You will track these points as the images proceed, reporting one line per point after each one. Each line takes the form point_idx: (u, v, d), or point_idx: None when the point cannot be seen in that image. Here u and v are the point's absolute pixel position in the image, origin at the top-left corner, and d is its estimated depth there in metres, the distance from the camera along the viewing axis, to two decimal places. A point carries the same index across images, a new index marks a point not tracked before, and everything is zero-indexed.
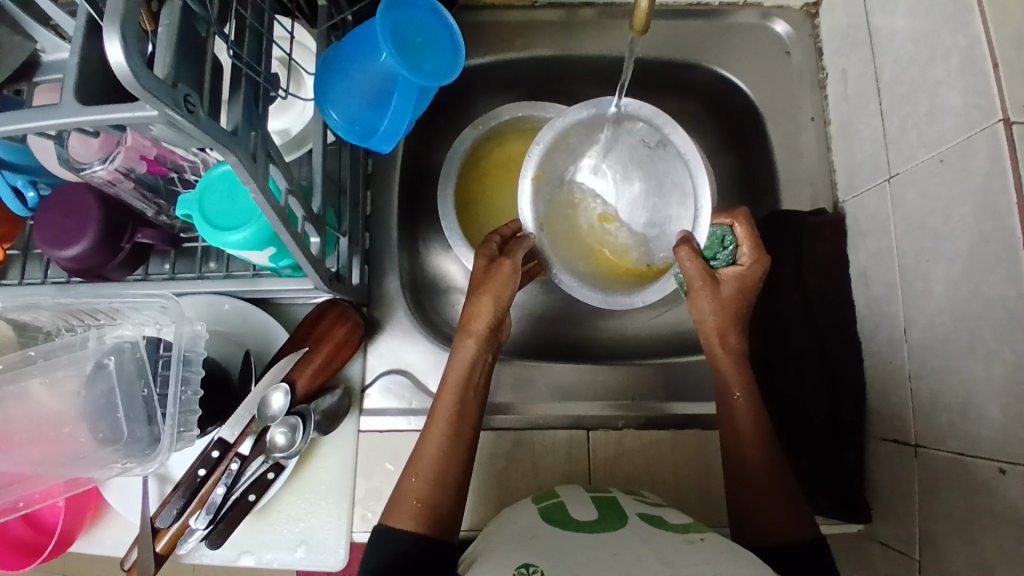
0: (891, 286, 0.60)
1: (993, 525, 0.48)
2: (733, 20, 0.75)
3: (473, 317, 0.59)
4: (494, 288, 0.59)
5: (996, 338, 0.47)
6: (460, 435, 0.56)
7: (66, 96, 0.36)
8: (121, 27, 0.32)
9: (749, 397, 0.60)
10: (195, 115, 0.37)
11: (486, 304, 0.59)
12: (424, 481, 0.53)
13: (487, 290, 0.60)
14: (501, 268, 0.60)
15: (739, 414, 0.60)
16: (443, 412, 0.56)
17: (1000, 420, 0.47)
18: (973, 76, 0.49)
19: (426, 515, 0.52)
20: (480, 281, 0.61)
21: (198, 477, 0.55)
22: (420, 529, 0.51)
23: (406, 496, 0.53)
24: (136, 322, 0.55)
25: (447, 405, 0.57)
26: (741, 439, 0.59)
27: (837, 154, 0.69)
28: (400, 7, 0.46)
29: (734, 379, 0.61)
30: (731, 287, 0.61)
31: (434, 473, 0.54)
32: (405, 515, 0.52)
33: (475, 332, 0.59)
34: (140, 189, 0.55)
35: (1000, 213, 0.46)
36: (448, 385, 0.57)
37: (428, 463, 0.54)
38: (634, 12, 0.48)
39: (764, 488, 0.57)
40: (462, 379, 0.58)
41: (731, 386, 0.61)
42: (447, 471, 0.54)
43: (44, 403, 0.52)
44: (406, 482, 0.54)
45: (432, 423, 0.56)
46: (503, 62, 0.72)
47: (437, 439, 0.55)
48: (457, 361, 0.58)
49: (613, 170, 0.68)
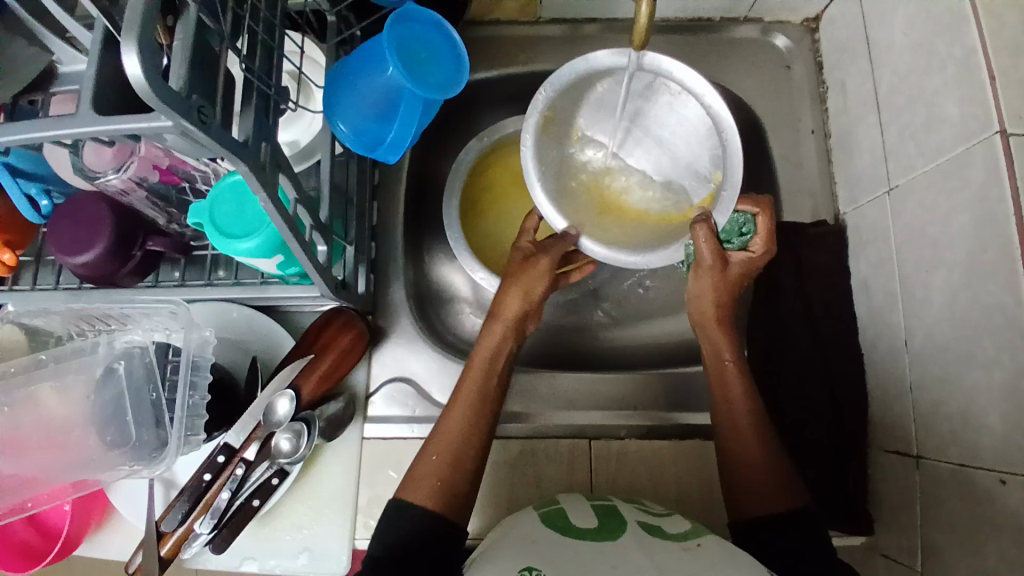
0: (892, 296, 0.60)
1: (995, 534, 0.48)
2: (734, 34, 0.76)
3: (501, 306, 0.62)
4: (527, 280, 0.63)
5: (995, 347, 0.48)
6: (480, 416, 0.57)
7: (83, 106, 0.38)
8: (137, 40, 0.33)
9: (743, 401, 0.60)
10: (207, 125, 0.38)
11: (514, 293, 0.62)
12: (444, 459, 0.54)
13: (519, 282, 0.63)
14: (540, 263, 0.64)
15: (731, 379, 0.61)
16: (467, 390, 0.58)
17: (1001, 428, 0.47)
18: (969, 88, 0.50)
19: (441, 495, 0.53)
20: (513, 272, 0.64)
21: (204, 482, 0.56)
22: (434, 507, 0.52)
23: (424, 474, 0.54)
24: (145, 328, 0.57)
25: (472, 384, 0.58)
26: (731, 438, 0.59)
27: (838, 166, 0.70)
28: (405, 21, 0.47)
29: (722, 342, 0.62)
30: (736, 269, 0.62)
31: (452, 452, 0.55)
32: (422, 492, 0.53)
33: (500, 318, 0.62)
34: (153, 198, 0.57)
35: (998, 222, 0.47)
36: (474, 365, 0.59)
37: (449, 441, 0.55)
38: (634, 26, 0.49)
39: (768, 489, 0.56)
40: (487, 363, 0.59)
41: (719, 356, 0.62)
42: (466, 451, 0.55)
43: (54, 408, 0.53)
44: (426, 459, 0.54)
45: (453, 402, 0.58)
46: (508, 74, 0.74)
47: (457, 418, 0.56)
48: (483, 347, 0.60)
49: (622, 112, 0.64)
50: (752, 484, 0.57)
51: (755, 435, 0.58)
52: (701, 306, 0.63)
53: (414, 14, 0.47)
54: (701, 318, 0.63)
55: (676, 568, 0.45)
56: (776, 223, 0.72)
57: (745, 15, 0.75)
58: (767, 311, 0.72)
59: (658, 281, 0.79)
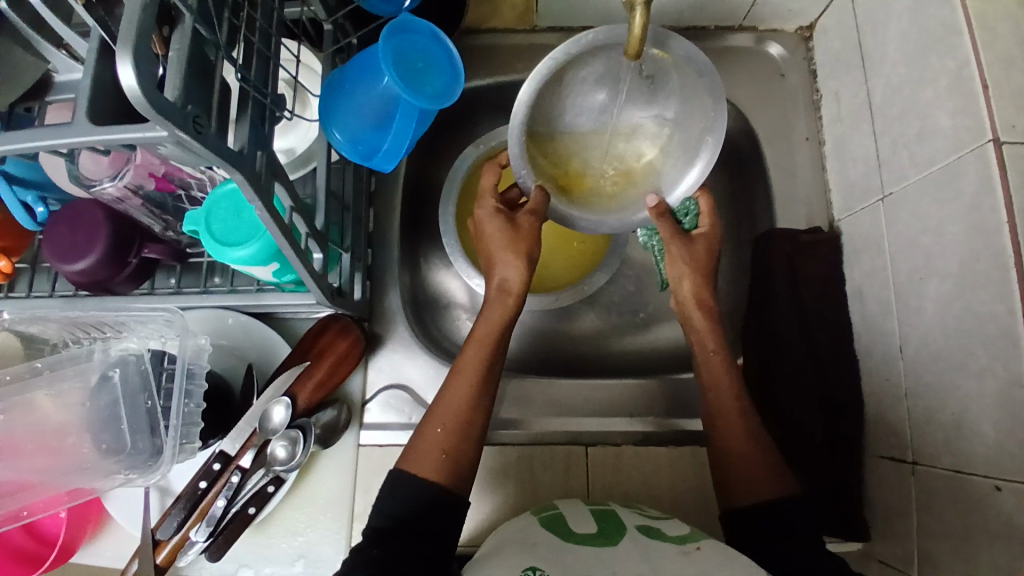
0: (887, 304, 0.60)
1: (989, 541, 0.48)
2: (728, 43, 0.77)
3: (507, 278, 0.60)
4: (519, 244, 0.61)
5: (988, 355, 0.48)
6: (484, 387, 0.56)
7: (79, 115, 0.38)
8: (132, 51, 0.34)
9: (737, 406, 0.60)
10: (202, 135, 0.38)
11: (517, 262, 0.60)
12: (450, 431, 0.53)
13: (513, 248, 0.61)
14: (521, 226, 0.61)
15: (719, 370, 0.62)
16: (472, 363, 0.57)
17: (994, 435, 0.47)
18: (962, 99, 0.51)
19: (447, 467, 0.52)
20: (506, 240, 0.61)
21: (199, 489, 0.56)
22: (439, 480, 0.51)
23: (430, 446, 0.53)
24: (141, 336, 0.56)
25: (476, 358, 0.57)
26: (730, 436, 0.59)
27: (833, 174, 0.70)
28: (403, 33, 0.47)
29: (706, 333, 0.64)
30: (702, 246, 0.66)
31: (457, 425, 0.54)
32: (427, 464, 0.52)
33: (504, 291, 0.60)
34: (148, 206, 0.56)
35: (991, 232, 0.48)
36: (479, 337, 0.58)
37: (454, 411, 0.54)
38: (628, 37, 0.50)
39: (757, 480, 0.55)
40: (492, 333, 0.58)
41: (705, 344, 0.63)
42: (470, 425, 0.54)
43: (50, 414, 0.52)
44: (431, 430, 0.53)
45: (456, 370, 0.57)
46: (504, 83, 0.74)
47: (463, 388, 0.55)
48: (486, 318, 0.59)
49: (605, 81, 0.60)
50: (746, 486, 0.56)
51: (751, 437, 0.58)
52: (680, 289, 0.65)
53: (411, 25, 0.47)
54: (684, 307, 0.65)
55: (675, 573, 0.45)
56: (770, 231, 0.72)
57: (740, 24, 0.75)
58: (761, 319, 0.72)
59: (653, 289, 0.79)
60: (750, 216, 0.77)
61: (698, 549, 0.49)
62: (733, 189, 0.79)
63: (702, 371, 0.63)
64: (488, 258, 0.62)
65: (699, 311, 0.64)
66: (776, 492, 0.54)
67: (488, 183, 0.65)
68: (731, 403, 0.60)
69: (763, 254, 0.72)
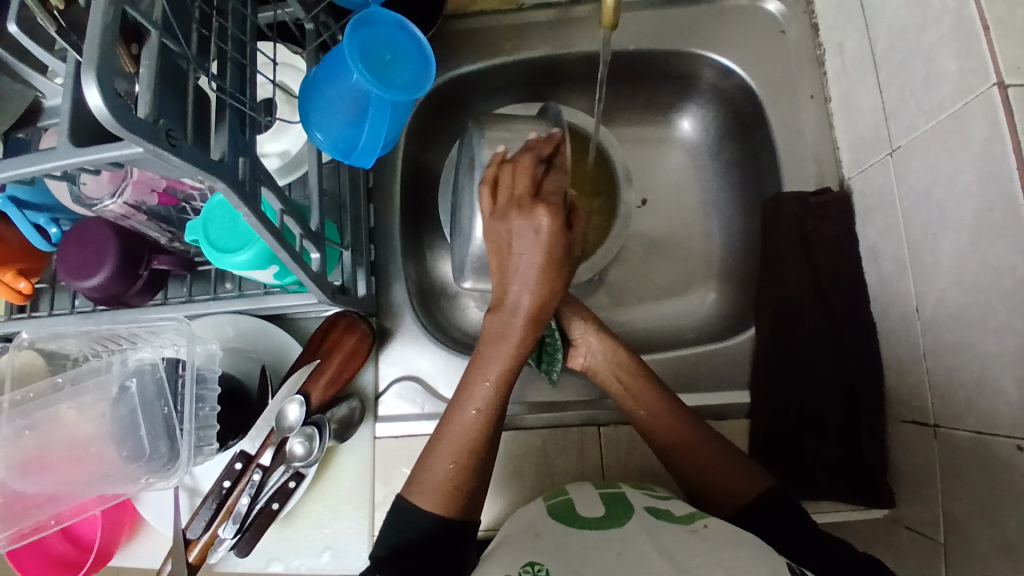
0: (902, 262, 0.58)
1: (1015, 503, 0.46)
2: (725, 2, 0.73)
3: (543, 306, 0.55)
4: (551, 266, 0.54)
5: (1007, 310, 0.46)
6: (494, 421, 0.55)
7: (61, 140, 0.39)
8: (96, 72, 0.34)
9: (672, 413, 0.61)
10: (179, 148, 0.39)
11: (557, 286, 0.55)
12: (461, 468, 0.53)
13: (546, 271, 0.54)
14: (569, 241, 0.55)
15: (657, 405, 0.61)
16: (483, 394, 0.55)
17: (1016, 394, 0.45)
18: (965, 41, 0.48)
19: (456, 501, 0.53)
20: (552, 252, 0.54)
21: (224, 488, 0.59)
22: (447, 513, 0.52)
23: (440, 482, 0.53)
24: (155, 345, 0.58)
25: (489, 391, 0.55)
26: (669, 435, 0.61)
27: (840, 132, 0.68)
28: (367, 25, 0.46)
29: (625, 363, 0.63)
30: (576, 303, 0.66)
31: (467, 461, 0.53)
32: (435, 497, 0.52)
33: (528, 315, 0.55)
34: (154, 220, 0.58)
35: (1002, 181, 0.45)
36: (491, 365, 0.55)
37: (464, 447, 0.54)
38: (601, 8, 0.50)
39: (735, 475, 0.58)
40: (510, 365, 0.56)
41: (635, 371, 0.63)
42: (478, 452, 0.54)
43: (74, 425, 0.55)
44: (442, 467, 0.53)
45: (468, 405, 0.55)
46: (494, 66, 0.73)
47: (475, 424, 0.54)
48: (500, 350, 0.55)
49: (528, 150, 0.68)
50: (717, 475, 0.58)
51: (682, 421, 0.61)
52: (586, 338, 0.65)
53: (375, 17, 0.46)
54: (590, 358, 0.65)
55: (684, 554, 0.44)
56: (777, 195, 0.70)
57: None
58: (771, 286, 0.70)
59: (660, 264, 0.79)
60: (757, 182, 0.75)
61: (706, 527, 0.49)
62: (738, 155, 0.77)
63: (621, 401, 0.63)
64: (511, 269, 0.55)
65: (599, 335, 0.64)
66: (755, 492, 0.56)
67: (556, 185, 0.59)
68: (671, 416, 0.61)
69: (771, 221, 0.70)
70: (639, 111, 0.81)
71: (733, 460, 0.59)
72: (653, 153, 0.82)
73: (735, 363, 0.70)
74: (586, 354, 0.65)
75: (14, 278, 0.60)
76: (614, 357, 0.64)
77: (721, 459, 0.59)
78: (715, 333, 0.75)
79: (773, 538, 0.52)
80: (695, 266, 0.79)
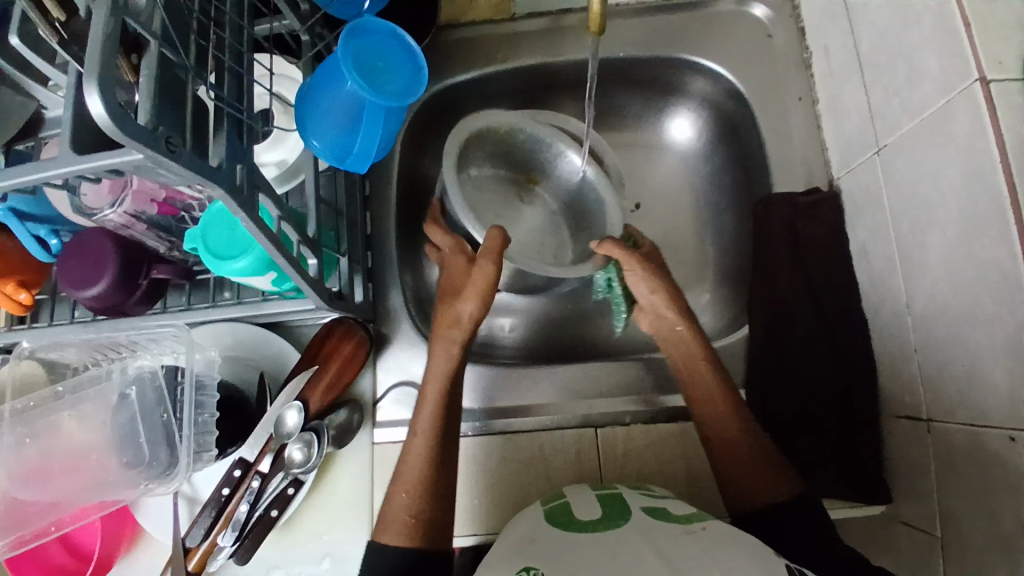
0: (893, 259, 0.59)
1: (1009, 495, 0.46)
2: (713, 9, 0.75)
3: (458, 323, 0.61)
4: (478, 288, 0.61)
5: (995, 303, 0.47)
6: (441, 446, 0.57)
7: (63, 149, 0.40)
8: (99, 82, 0.35)
9: (726, 410, 0.61)
10: (178, 154, 0.40)
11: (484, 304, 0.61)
12: (413, 496, 0.55)
13: (469, 295, 0.61)
14: (478, 270, 0.61)
15: (721, 408, 0.61)
16: (427, 420, 0.58)
17: (1006, 386, 0.46)
18: (945, 39, 0.50)
19: (418, 530, 0.54)
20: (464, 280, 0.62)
21: (223, 496, 0.59)
22: (412, 544, 0.53)
23: (397, 512, 0.54)
24: (155, 352, 0.58)
25: (430, 414, 0.58)
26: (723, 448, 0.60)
27: (829, 133, 0.69)
28: (360, 34, 0.47)
29: (692, 345, 0.64)
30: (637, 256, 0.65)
31: (421, 488, 0.55)
32: (397, 531, 0.53)
33: (456, 334, 0.61)
34: (154, 229, 0.59)
35: (986, 175, 0.46)
36: (430, 393, 0.59)
37: (416, 477, 0.56)
38: (589, 15, 0.51)
39: (756, 469, 0.58)
40: (445, 387, 0.59)
41: (695, 353, 0.63)
42: (433, 480, 0.56)
43: (75, 434, 0.56)
44: (397, 498, 0.55)
45: (414, 433, 0.58)
46: (488, 74, 0.74)
47: (422, 450, 0.57)
48: (435, 375, 0.60)
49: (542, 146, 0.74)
50: (740, 478, 0.58)
51: (735, 423, 0.60)
52: (655, 303, 0.65)
53: (369, 26, 0.48)
54: (654, 321, 0.67)
55: (682, 554, 0.45)
56: (767, 196, 0.71)
57: None
58: (763, 288, 0.71)
59: None
60: (748, 184, 0.76)
61: (705, 528, 0.49)
62: (729, 158, 0.78)
63: (677, 373, 0.65)
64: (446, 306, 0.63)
65: (670, 307, 0.65)
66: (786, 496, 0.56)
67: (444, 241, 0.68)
68: (726, 410, 0.61)
69: (764, 223, 0.71)
70: (631, 117, 0.82)
71: (760, 458, 0.58)
72: (646, 157, 0.83)
73: (730, 364, 0.71)
74: (653, 317, 0.66)
75: (16, 290, 0.60)
76: (679, 337, 0.65)
77: (746, 461, 0.58)
78: (712, 333, 0.76)
79: (781, 545, 0.53)
80: (689, 269, 0.80)
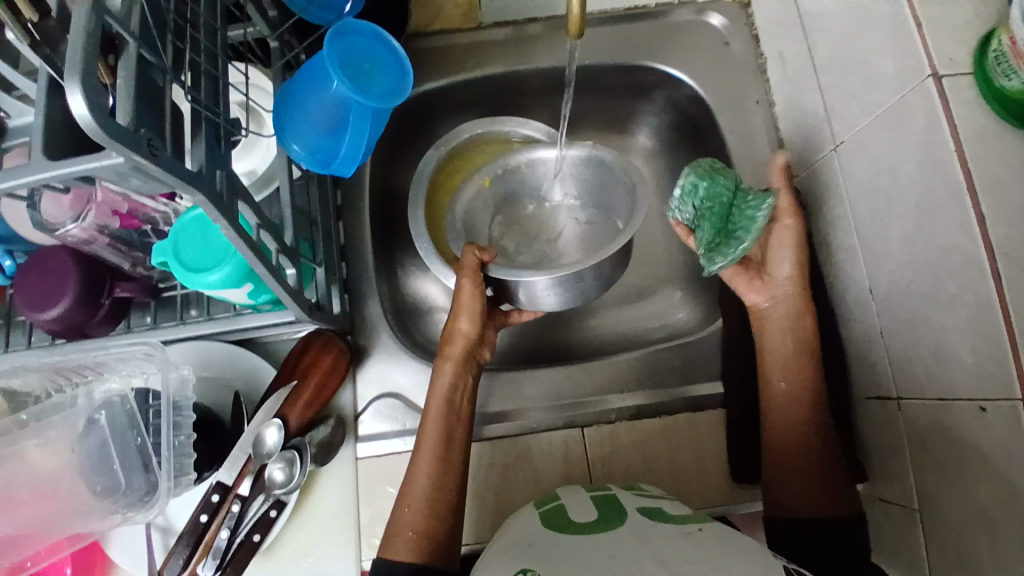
0: (856, 249, 0.62)
1: (980, 464, 0.49)
2: (671, 19, 0.78)
3: (449, 342, 0.61)
4: (467, 304, 0.61)
5: (956, 283, 0.49)
6: (447, 462, 0.57)
7: (34, 154, 0.38)
8: (82, 81, 0.33)
9: (798, 410, 0.62)
10: (159, 158, 0.38)
11: (478, 319, 0.61)
12: (416, 511, 0.55)
13: (460, 312, 0.61)
14: (460, 288, 0.61)
15: (795, 420, 0.62)
16: (429, 437, 0.58)
17: (971, 360, 0.49)
18: (901, 40, 0.54)
19: (423, 547, 0.54)
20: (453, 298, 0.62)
21: (201, 523, 0.56)
22: (418, 559, 0.53)
23: (402, 528, 0.55)
24: (123, 374, 0.55)
25: (434, 432, 0.58)
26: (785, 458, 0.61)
27: (786, 133, 0.72)
28: (344, 35, 0.47)
29: (804, 343, 0.62)
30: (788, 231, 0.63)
31: (426, 504, 0.55)
32: (404, 548, 0.53)
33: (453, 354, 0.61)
34: (115, 243, 0.56)
35: (943, 163, 0.49)
36: (432, 412, 0.59)
37: (420, 494, 0.56)
38: (568, 17, 0.52)
39: (790, 465, 0.61)
40: (446, 406, 0.59)
41: (807, 358, 0.62)
42: (438, 500, 0.55)
43: (41, 464, 0.51)
44: (403, 515, 0.55)
45: (417, 452, 0.58)
46: (457, 83, 0.75)
47: (426, 468, 0.57)
48: (435, 393, 0.60)
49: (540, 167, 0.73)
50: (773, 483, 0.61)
51: (801, 426, 0.61)
52: (785, 287, 0.63)
53: (353, 28, 0.48)
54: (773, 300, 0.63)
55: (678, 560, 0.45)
56: None
57: None
58: None
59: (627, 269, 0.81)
60: None
61: (701, 529, 0.50)
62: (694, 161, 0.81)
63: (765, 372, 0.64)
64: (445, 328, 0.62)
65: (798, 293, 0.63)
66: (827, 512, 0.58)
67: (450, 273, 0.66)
68: (785, 408, 0.62)
69: None
70: (597, 124, 0.84)
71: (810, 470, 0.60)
72: None
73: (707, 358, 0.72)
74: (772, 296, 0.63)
75: None
76: (801, 331, 0.62)
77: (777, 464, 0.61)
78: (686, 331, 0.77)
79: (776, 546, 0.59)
80: (660, 269, 0.81)
